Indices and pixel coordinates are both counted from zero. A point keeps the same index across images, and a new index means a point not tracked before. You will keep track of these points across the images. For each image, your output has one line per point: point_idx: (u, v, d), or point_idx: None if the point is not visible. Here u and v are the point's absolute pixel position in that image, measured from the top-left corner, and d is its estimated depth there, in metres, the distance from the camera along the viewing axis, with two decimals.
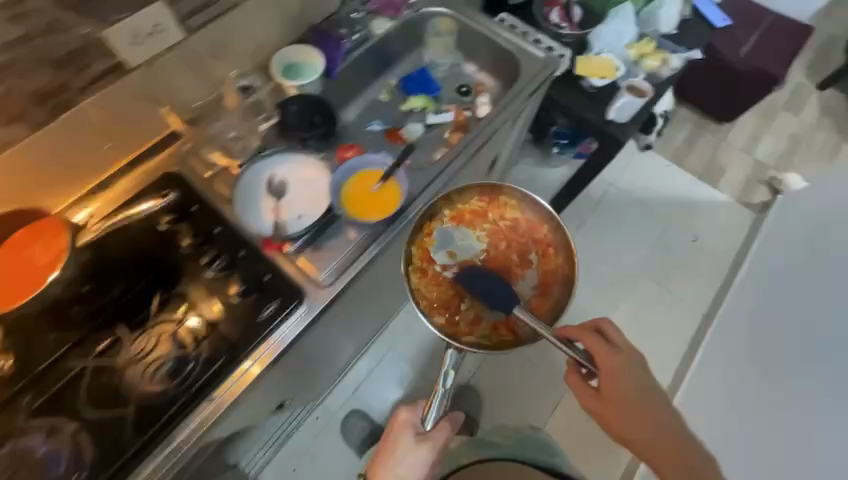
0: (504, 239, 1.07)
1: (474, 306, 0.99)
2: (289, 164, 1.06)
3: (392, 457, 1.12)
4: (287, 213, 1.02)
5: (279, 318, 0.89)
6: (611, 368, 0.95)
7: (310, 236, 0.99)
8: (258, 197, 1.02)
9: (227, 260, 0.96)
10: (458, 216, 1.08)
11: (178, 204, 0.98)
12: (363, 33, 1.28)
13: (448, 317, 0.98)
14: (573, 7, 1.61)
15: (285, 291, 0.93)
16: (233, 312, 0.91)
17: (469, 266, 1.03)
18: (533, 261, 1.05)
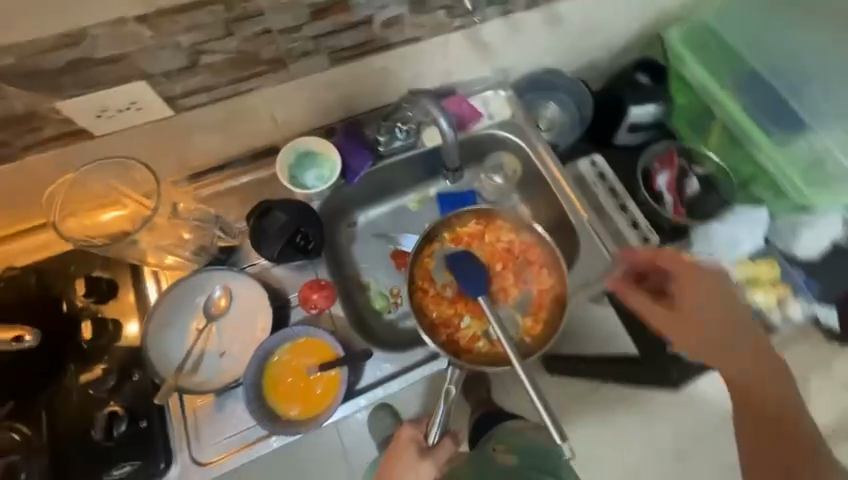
0: (505, 262, 1.00)
1: (467, 330, 0.94)
2: (237, 282, 0.84)
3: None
4: (210, 344, 0.81)
5: (162, 467, 0.74)
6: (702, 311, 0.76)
7: (219, 389, 0.78)
8: (184, 313, 0.81)
9: (126, 378, 0.76)
10: (457, 239, 0.99)
11: (105, 294, 0.81)
12: (409, 141, 1.03)
13: (448, 338, 0.93)
14: (691, 177, 1.25)
15: (154, 442, 0.74)
16: (86, 451, 0.72)
17: (451, 294, 0.96)
18: (527, 282, 1.00)
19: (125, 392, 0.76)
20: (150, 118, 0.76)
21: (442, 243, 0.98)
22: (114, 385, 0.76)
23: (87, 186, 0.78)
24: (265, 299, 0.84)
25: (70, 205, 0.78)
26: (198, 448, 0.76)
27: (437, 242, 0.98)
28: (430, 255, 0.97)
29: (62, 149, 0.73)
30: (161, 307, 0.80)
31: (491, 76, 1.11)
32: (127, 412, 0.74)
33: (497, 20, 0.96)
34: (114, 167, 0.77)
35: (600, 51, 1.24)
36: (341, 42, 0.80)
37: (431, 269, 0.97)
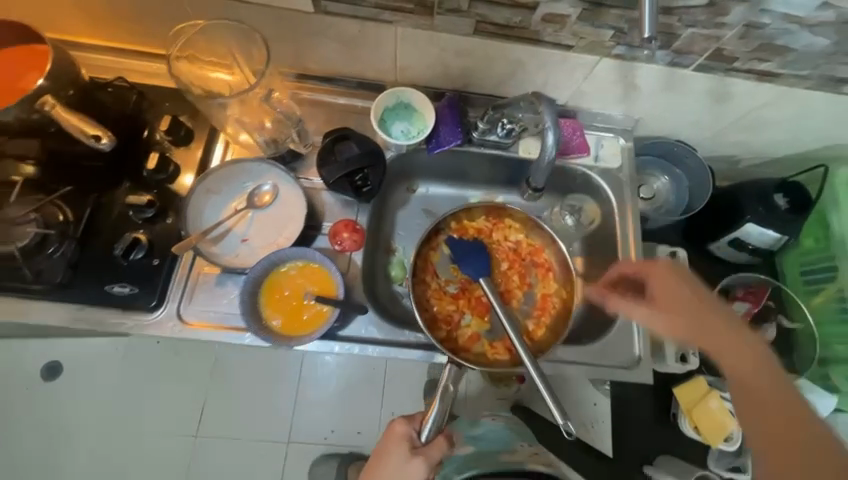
0: (516, 263, 1.03)
1: (468, 325, 0.98)
2: (286, 185, 0.88)
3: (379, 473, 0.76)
4: (238, 227, 0.86)
5: (153, 304, 0.80)
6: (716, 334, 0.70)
7: (227, 268, 0.83)
8: (232, 190, 0.87)
9: (167, 215, 0.84)
10: (462, 230, 1.01)
11: (186, 139, 0.89)
12: (505, 141, 0.99)
13: (448, 334, 0.98)
14: (768, 324, 1.12)
15: (157, 280, 0.80)
16: (106, 256, 0.80)
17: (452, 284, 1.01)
18: (533, 284, 1.02)
19: (159, 226, 0.83)
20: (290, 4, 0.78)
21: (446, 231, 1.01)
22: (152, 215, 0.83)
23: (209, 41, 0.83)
24: (302, 216, 0.86)
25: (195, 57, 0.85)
26: (186, 306, 0.81)
27: (444, 234, 1.01)
28: (435, 247, 1.01)
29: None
30: (219, 173, 0.86)
31: (620, 118, 1.02)
32: (149, 244, 0.81)
33: (661, 65, 0.86)
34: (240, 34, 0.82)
35: (746, 149, 1.10)
36: (493, 15, 0.77)
37: (434, 260, 1.00)
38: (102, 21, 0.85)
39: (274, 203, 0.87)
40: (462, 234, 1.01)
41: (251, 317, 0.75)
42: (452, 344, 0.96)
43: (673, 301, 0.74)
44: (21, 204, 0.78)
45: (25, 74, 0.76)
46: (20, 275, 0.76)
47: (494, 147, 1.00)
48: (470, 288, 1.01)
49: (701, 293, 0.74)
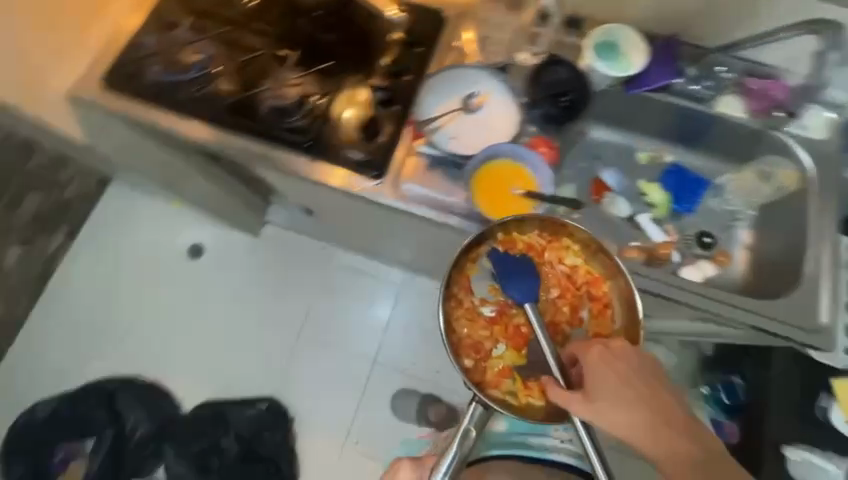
0: (565, 289, 0.85)
1: (498, 357, 0.81)
2: (499, 99, 0.97)
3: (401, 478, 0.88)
4: (450, 126, 0.96)
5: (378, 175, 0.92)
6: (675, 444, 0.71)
7: (440, 158, 0.95)
8: (446, 94, 0.96)
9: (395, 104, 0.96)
10: (509, 243, 0.84)
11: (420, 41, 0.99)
12: (705, 93, 1.00)
13: (474, 364, 0.80)
14: None
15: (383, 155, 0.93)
16: (346, 127, 0.93)
17: (487, 304, 0.83)
18: (585, 319, 0.84)
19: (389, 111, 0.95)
20: None
21: (491, 241, 0.83)
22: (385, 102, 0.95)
23: None
24: (512, 129, 0.95)
25: None
26: (402, 186, 0.93)
27: (487, 244, 0.84)
28: (476, 259, 0.83)
29: None
30: (443, 75, 0.96)
31: (832, 90, 0.99)
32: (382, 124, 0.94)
33: None
34: None
35: None
36: None
37: (470, 278, 0.83)
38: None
39: (486, 108, 0.96)
40: (508, 247, 0.83)
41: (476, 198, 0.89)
42: (479, 378, 0.79)
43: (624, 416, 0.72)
44: (289, 72, 0.95)
45: None
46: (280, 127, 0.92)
47: (693, 99, 1.01)
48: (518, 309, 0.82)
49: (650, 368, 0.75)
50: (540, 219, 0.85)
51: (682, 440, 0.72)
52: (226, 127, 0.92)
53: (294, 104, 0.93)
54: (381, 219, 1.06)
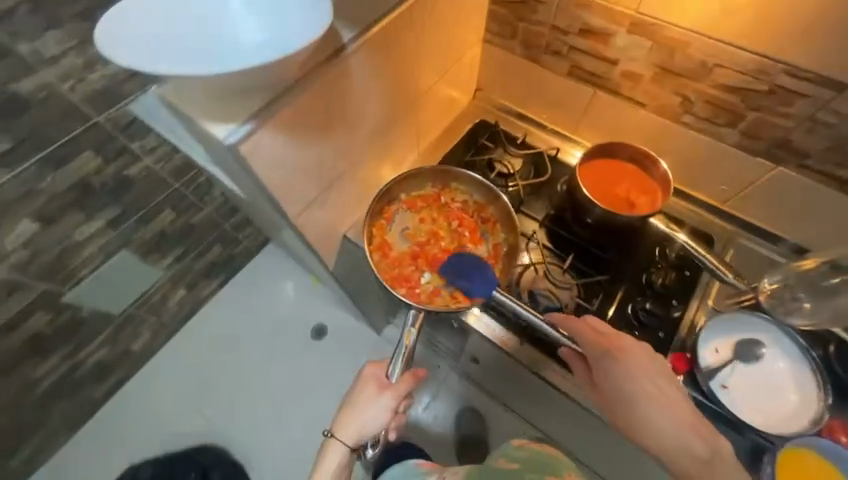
0: (468, 224, 0.99)
1: (426, 282, 0.93)
2: (787, 357, 0.84)
3: (353, 411, 0.83)
4: (720, 368, 0.84)
5: None
6: (649, 420, 0.65)
7: (710, 408, 0.82)
8: (722, 332, 0.87)
9: (660, 330, 0.90)
10: (411, 203, 1.00)
11: (693, 265, 0.95)
12: None
13: (407, 293, 0.92)
14: None
15: None
16: None
17: (398, 229, 0.98)
18: (485, 236, 0.98)
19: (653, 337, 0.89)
20: None
21: (398, 200, 0.99)
22: (650, 325, 0.90)
23: (780, 194, 0.89)
24: (809, 409, 0.79)
25: (755, 196, 0.93)
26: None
27: (396, 204, 0.99)
28: (388, 218, 0.97)
29: (807, 178, 0.83)
30: (722, 316, 0.89)
31: None
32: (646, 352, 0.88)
33: None
34: (824, 198, 0.84)
35: None
36: None
37: (385, 230, 0.96)
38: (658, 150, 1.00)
39: (768, 360, 0.84)
40: (411, 204, 0.99)
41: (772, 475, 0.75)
42: (411, 299, 0.90)
43: (641, 408, 0.66)
44: (559, 273, 0.95)
45: (622, 186, 0.92)
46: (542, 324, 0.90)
47: None
48: (412, 252, 0.96)
49: (648, 349, 0.71)
50: (435, 181, 1.00)
51: (675, 417, 0.64)
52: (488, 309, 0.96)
53: (558, 304, 0.92)
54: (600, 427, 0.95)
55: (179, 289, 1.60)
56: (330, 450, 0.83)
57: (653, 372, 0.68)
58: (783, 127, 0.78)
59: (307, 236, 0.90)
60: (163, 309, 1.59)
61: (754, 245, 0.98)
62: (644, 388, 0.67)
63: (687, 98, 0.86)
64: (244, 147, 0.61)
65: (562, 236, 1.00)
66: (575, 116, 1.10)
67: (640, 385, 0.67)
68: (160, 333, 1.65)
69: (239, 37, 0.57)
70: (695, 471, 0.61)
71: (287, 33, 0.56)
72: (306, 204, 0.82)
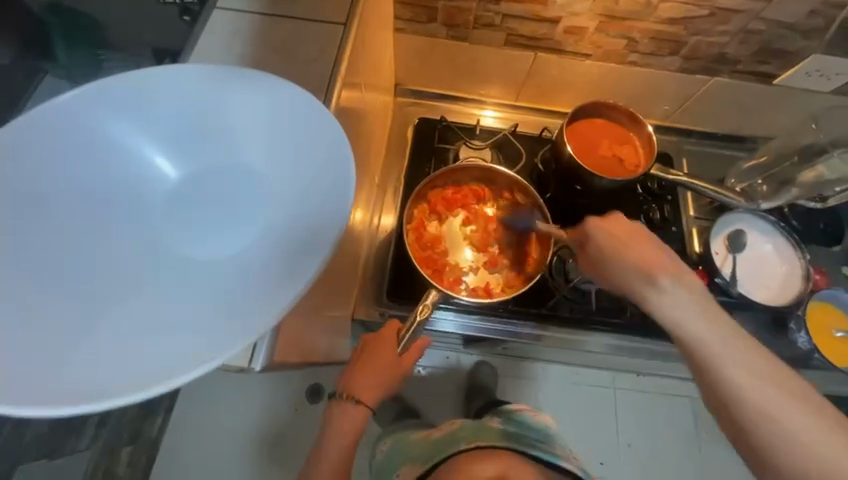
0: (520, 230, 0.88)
1: (457, 268, 0.86)
2: (764, 234, 0.98)
3: (366, 368, 0.71)
4: (728, 269, 0.94)
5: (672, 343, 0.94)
6: (679, 325, 0.49)
7: (733, 305, 0.95)
8: (716, 238, 0.97)
9: None
10: (458, 195, 0.91)
11: (669, 189, 1.02)
12: None
13: (432, 276, 0.84)
14: None
15: None
16: None
17: (438, 220, 0.90)
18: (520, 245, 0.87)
19: None
20: (810, 90, 0.92)
21: (441, 187, 0.91)
22: None
23: (714, 101, 0.98)
24: (796, 270, 0.95)
25: (693, 109, 1.01)
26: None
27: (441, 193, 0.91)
28: (430, 204, 0.90)
29: (738, 79, 0.92)
30: (715, 228, 0.98)
31: None
32: None
33: None
34: (750, 93, 0.95)
35: None
36: None
37: (426, 214, 0.90)
38: (604, 94, 0.99)
39: (753, 244, 0.97)
40: (455, 193, 0.91)
41: (808, 339, 0.91)
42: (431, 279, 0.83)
43: (670, 307, 0.50)
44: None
45: (602, 143, 0.91)
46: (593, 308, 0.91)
47: None
48: (443, 246, 0.88)
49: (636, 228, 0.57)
50: (470, 178, 0.92)
51: (718, 327, 0.47)
52: (528, 319, 0.91)
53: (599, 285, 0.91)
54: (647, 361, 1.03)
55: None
56: (330, 430, 0.66)
57: (683, 272, 0.51)
58: (719, 43, 0.84)
59: (314, 359, 0.66)
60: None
61: (700, 147, 1.08)
62: (669, 286, 0.50)
63: (632, 39, 0.85)
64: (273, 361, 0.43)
65: (560, 214, 0.96)
66: (516, 87, 1.02)
67: (665, 284, 0.51)
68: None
69: (229, 248, 0.39)
70: (750, 387, 0.44)
71: (294, 201, 0.39)
72: (307, 342, 0.57)
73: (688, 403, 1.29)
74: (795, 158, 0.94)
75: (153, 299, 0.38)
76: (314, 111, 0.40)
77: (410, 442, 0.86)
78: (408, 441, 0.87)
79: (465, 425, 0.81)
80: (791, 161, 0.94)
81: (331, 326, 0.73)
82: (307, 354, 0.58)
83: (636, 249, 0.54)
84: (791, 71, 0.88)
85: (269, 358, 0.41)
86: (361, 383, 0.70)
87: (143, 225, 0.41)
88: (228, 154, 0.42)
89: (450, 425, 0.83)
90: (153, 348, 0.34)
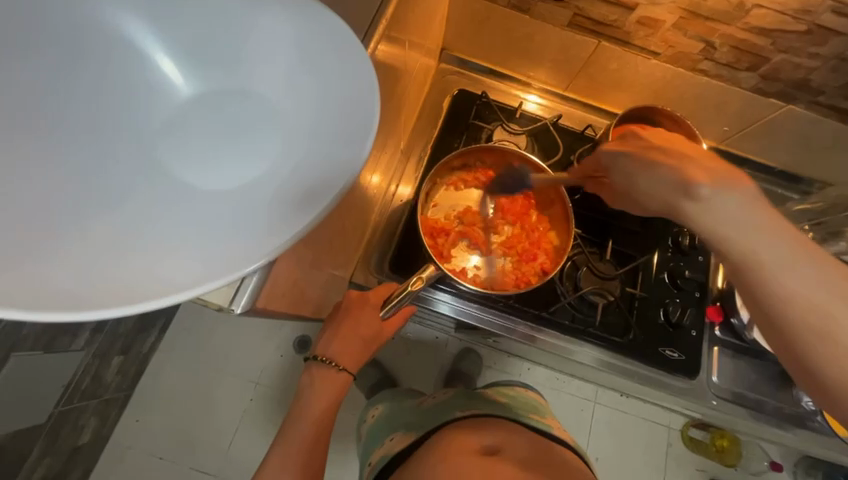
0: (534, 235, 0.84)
1: (464, 251, 0.84)
2: None
3: (344, 327, 0.71)
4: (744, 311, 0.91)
5: (672, 378, 0.89)
6: (714, 234, 0.39)
7: (743, 348, 0.92)
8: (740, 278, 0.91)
9: (691, 291, 0.92)
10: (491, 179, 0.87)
11: None
12: None
13: (436, 248, 0.82)
14: None
15: (690, 352, 0.89)
16: (648, 319, 0.90)
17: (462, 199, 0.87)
18: (535, 250, 0.83)
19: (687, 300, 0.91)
20: None
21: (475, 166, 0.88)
22: (682, 290, 0.92)
23: (778, 134, 0.90)
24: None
25: (753, 138, 0.93)
26: (713, 381, 0.91)
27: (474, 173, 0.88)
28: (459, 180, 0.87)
29: (814, 112, 0.83)
30: None
31: None
32: (687, 320, 0.90)
33: None
34: (822, 131, 0.86)
35: None
36: None
37: (452, 187, 0.87)
38: (661, 102, 0.91)
39: None
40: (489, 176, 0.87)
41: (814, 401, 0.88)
42: (435, 252, 0.81)
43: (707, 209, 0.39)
44: (600, 262, 0.91)
45: None
46: (596, 321, 0.87)
47: None
48: (457, 225, 0.85)
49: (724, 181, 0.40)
50: (504, 165, 0.87)
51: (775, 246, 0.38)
52: (528, 319, 0.88)
53: (611, 299, 0.88)
54: (637, 387, 1.00)
55: (113, 358, 1.06)
56: (314, 392, 0.68)
57: (733, 176, 0.40)
58: (806, 66, 0.75)
59: (301, 314, 0.64)
60: (103, 388, 1.06)
61: (748, 179, 1.00)
62: (709, 197, 0.39)
63: (710, 45, 0.76)
64: (261, 301, 0.41)
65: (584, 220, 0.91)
66: (568, 76, 0.95)
67: (703, 192, 0.39)
68: (110, 412, 1.14)
69: (229, 183, 0.36)
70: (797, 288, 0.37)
71: (311, 139, 0.35)
72: (300, 291, 0.56)
73: (665, 431, 1.27)
74: None
75: (138, 219, 0.34)
76: (342, 43, 0.36)
77: (401, 410, 0.85)
78: (401, 408, 0.86)
79: (458, 398, 0.80)
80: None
81: (329, 283, 0.72)
82: (295, 305, 0.57)
83: (689, 156, 0.42)
84: None
85: (253, 303, 0.40)
86: (339, 338, 0.70)
87: (145, 142, 0.38)
88: (247, 82, 0.38)
89: (444, 395, 0.83)
90: (131, 267, 0.31)
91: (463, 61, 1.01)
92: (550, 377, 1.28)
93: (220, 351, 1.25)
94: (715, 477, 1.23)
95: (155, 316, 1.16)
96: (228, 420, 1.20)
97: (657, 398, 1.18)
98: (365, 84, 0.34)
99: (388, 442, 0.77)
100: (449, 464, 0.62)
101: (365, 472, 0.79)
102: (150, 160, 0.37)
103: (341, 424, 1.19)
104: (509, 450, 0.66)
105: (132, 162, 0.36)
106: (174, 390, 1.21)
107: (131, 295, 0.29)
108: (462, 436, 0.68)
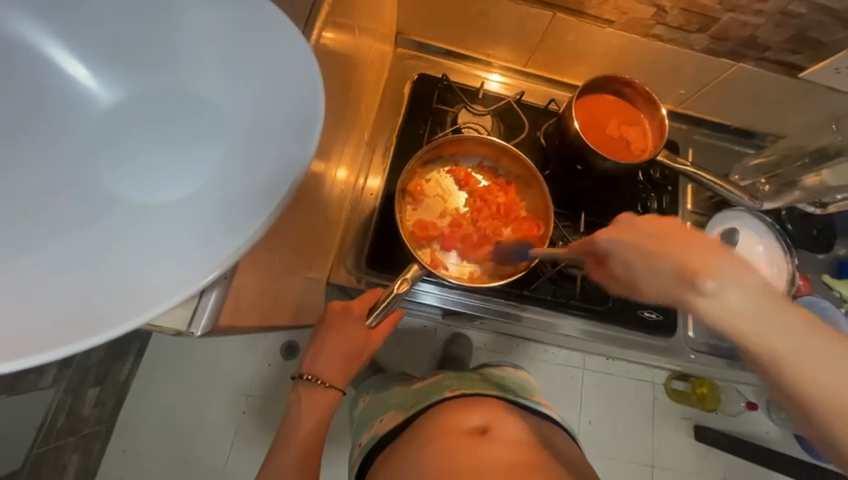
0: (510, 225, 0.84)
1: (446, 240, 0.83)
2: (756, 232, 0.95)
3: (329, 343, 0.69)
4: None
5: (656, 338, 0.92)
6: (786, 349, 0.31)
7: None
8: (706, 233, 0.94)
9: None
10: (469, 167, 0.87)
11: (669, 179, 0.98)
12: None
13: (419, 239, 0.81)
14: None
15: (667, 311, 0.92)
16: None
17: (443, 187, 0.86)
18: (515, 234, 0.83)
19: None
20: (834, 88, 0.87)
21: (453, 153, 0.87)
22: None
23: (732, 93, 0.93)
24: (783, 274, 0.92)
25: (709, 99, 0.96)
26: (690, 336, 0.95)
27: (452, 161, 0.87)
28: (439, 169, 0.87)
29: (763, 69, 0.86)
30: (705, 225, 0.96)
31: None
32: None
33: None
34: (771, 86, 0.89)
35: None
36: None
37: (431, 176, 0.86)
38: (620, 70, 0.92)
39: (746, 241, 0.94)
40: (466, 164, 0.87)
41: None
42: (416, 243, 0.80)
43: (722, 313, 0.32)
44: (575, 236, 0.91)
45: (610, 123, 0.85)
46: (576, 292, 0.89)
47: None
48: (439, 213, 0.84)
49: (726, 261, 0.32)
50: (479, 154, 0.87)
51: (790, 324, 0.31)
52: (514, 299, 0.88)
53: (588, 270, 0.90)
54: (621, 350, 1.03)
55: (88, 390, 1.00)
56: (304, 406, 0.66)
57: (727, 257, 0.32)
58: (752, 24, 0.77)
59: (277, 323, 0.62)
60: (82, 422, 1.01)
61: (707, 138, 1.03)
62: (716, 290, 0.31)
63: (661, 9, 0.77)
64: (225, 318, 0.39)
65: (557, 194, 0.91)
66: (527, 51, 0.94)
67: (709, 286, 0.31)
68: (93, 446, 1.08)
69: (170, 197, 0.33)
70: (817, 373, 0.31)
71: (255, 140, 0.32)
72: (271, 301, 0.53)
73: (651, 387, 1.33)
74: (804, 160, 0.91)
75: (71, 244, 0.31)
76: (278, 33, 0.32)
77: (390, 394, 0.84)
78: (390, 391, 0.85)
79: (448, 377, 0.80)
80: (800, 163, 0.91)
81: (304, 287, 0.69)
82: (268, 315, 0.54)
83: (679, 243, 0.33)
84: (819, 65, 0.82)
85: (214, 323, 0.37)
86: (326, 356, 0.68)
87: (73, 158, 0.34)
88: (179, 86, 0.35)
89: (431, 377, 0.81)
90: (67, 302, 0.27)
91: (420, 44, 0.98)
92: (540, 352, 1.31)
93: (204, 368, 1.20)
94: (699, 424, 1.31)
95: (127, 343, 1.09)
96: (220, 437, 1.16)
97: (639, 357, 1.23)
98: (309, 76, 0.31)
99: (378, 423, 0.77)
100: (435, 449, 0.63)
101: (353, 453, 0.78)
102: (80, 177, 0.33)
103: (338, 423, 1.18)
104: (498, 429, 0.66)
105: (60, 184, 0.33)
106: (160, 413, 1.16)
107: (67, 332, 0.26)
108: (452, 418, 0.68)
